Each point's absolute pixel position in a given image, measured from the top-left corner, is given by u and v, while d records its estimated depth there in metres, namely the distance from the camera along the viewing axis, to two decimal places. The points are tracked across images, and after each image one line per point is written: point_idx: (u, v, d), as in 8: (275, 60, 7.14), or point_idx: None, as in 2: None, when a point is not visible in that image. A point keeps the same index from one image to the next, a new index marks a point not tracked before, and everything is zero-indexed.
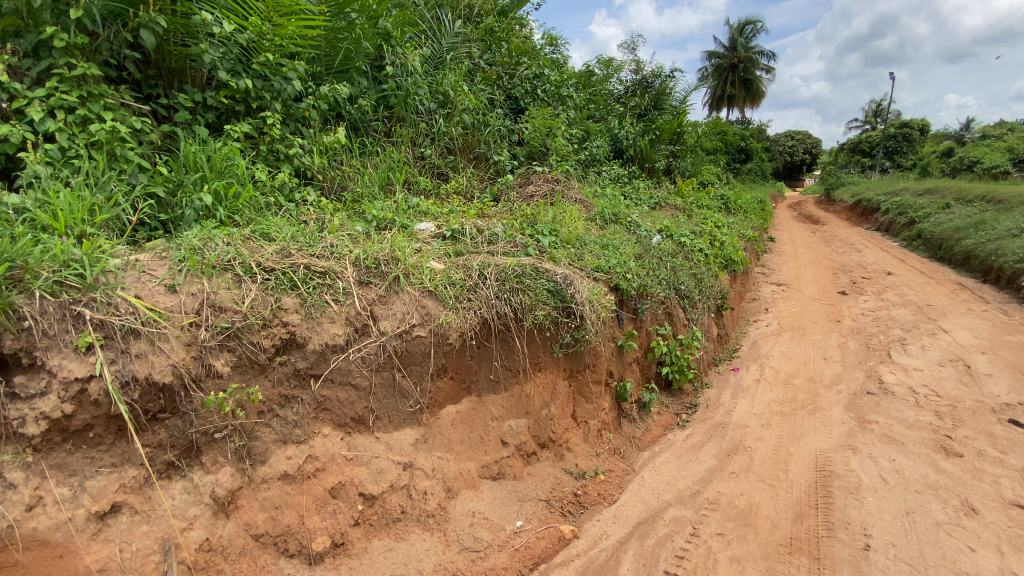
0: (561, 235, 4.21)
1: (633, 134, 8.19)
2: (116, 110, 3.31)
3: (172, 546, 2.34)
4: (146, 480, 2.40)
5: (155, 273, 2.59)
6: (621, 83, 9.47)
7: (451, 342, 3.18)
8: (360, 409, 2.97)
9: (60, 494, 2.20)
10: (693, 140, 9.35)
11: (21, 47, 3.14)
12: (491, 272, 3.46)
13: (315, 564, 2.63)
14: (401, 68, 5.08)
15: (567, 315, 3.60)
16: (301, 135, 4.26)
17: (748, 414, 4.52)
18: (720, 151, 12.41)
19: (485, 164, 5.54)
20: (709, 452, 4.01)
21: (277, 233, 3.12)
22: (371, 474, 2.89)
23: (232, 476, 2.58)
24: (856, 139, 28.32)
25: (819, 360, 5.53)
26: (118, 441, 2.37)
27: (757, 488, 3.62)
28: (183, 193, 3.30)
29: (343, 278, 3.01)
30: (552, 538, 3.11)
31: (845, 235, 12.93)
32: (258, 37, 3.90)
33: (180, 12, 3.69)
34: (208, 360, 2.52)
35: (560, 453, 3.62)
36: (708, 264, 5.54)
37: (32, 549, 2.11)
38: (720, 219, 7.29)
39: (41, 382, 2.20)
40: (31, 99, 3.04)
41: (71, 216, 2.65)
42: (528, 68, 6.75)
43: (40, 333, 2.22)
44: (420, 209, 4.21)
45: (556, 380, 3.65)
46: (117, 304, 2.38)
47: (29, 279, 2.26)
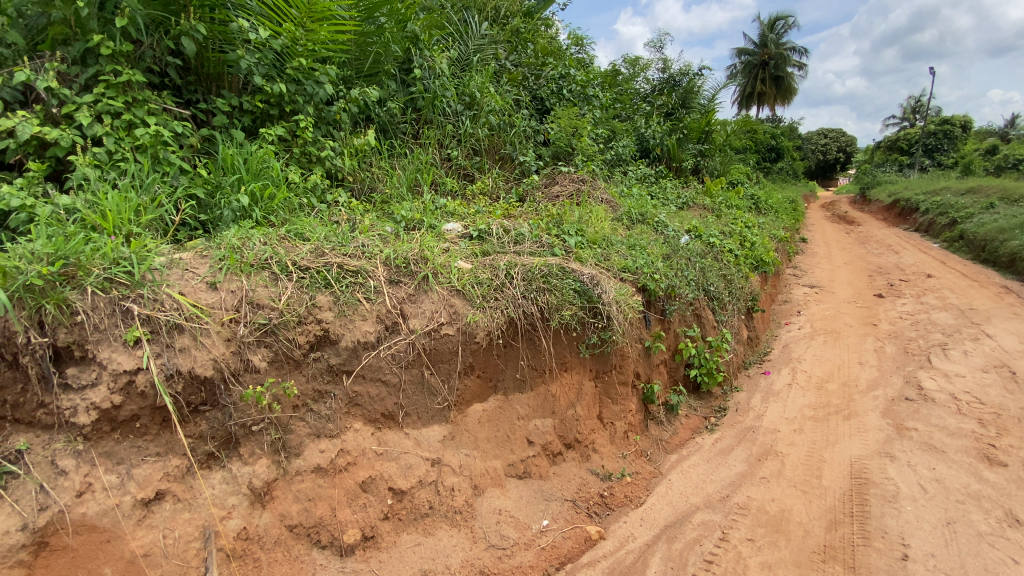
0: (587, 235, 4.19)
1: (660, 133, 8.09)
2: (158, 115, 3.45)
3: (211, 533, 2.43)
4: (188, 469, 2.50)
5: (198, 271, 2.69)
6: (647, 82, 9.37)
7: (478, 341, 3.21)
8: (390, 404, 3.02)
9: (108, 481, 2.31)
10: (722, 139, 9.18)
11: (70, 56, 3.31)
12: (518, 272, 3.47)
13: (346, 555, 2.70)
14: (429, 70, 5.16)
15: (594, 315, 3.58)
16: (332, 138, 4.37)
17: (780, 419, 4.41)
18: (749, 150, 12.17)
19: (510, 165, 5.57)
20: (739, 456, 3.94)
21: (311, 233, 3.20)
22: (400, 469, 2.94)
23: (269, 468, 2.66)
24: (893, 137, 27.33)
25: (854, 365, 5.36)
26: (162, 431, 2.46)
27: (788, 493, 3.54)
28: (222, 194, 3.42)
29: (374, 277, 3.07)
30: (578, 539, 3.10)
31: (881, 236, 12.49)
32: (291, 42, 4.02)
33: (218, 19, 3.84)
34: (246, 355, 2.60)
35: (587, 453, 3.61)
36: (738, 265, 5.44)
37: (81, 533, 2.23)
38: (750, 219, 7.13)
39: (92, 374, 2.32)
40: (79, 104, 3.20)
41: (119, 216, 2.78)
42: (554, 68, 6.75)
43: (92, 327, 2.33)
44: (447, 210, 4.26)
45: (582, 380, 3.64)
46: (163, 300, 2.47)
47: (81, 275, 2.36)
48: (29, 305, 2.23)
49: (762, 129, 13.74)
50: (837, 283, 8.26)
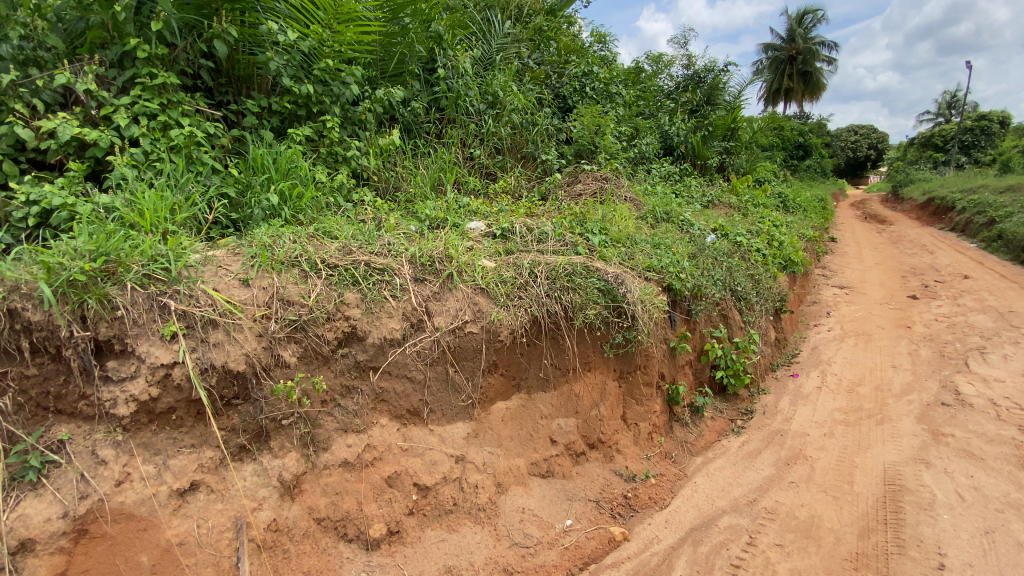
0: (610, 234, 4.15)
1: (685, 130, 7.97)
2: (191, 116, 3.55)
3: (243, 524, 2.49)
4: (221, 461, 2.56)
5: (231, 268, 2.75)
6: (671, 79, 9.24)
7: (502, 339, 3.21)
8: (415, 401, 3.05)
9: (146, 471, 2.38)
10: (748, 137, 9.00)
11: (108, 59, 3.42)
12: (542, 270, 3.46)
13: (372, 549, 2.74)
14: (452, 70, 5.18)
15: (618, 314, 3.55)
16: (357, 138, 4.42)
17: (809, 422, 4.30)
18: (776, 147, 11.91)
19: (532, 164, 5.56)
20: (767, 460, 3.85)
21: (339, 232, 3.25)
22: (425, 465, 2.96)
23: (298, 461, 2.71)
24: (928, 133, 26.35)
25: (887, 368, 5.20)
26: (197, 424, 2.53)
27: (818, 499, 3.45)
28: (252, 193, 3.50)
29: (400, 275, 3.10)
30: (602, 540, 3.07)
31: (914, 236, 12.07)
32: (318, 44, 4.08)
33: (248, 22, 3.93)
34: (277, 351, 2.66)
35: (610, 454, 3.58)
36: (766, 265, 5.32)
37: (119, 521, 2.30)
38: (778, 218, 6.97)
39: (131, 367, 2.39)
40: (117, 106, 3.30)
41: (156, 215, 2.87)
42: (577, 66, 6.71)
43: (131, 322, 2.40)
44: (470, 208, 4.27)
45: (606, 380, 3.61)
46: (198, 296, 2.54)
47: (121, 271, 2.44)
48: (73, 300, 2.31)
49: (790, 126, 13.42)
50: (869, 284, 8.01)
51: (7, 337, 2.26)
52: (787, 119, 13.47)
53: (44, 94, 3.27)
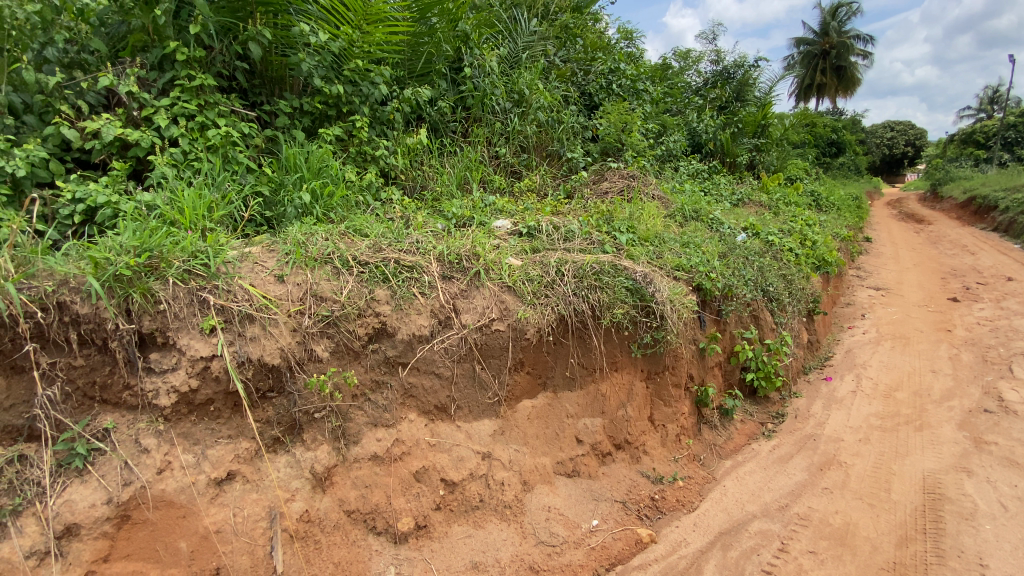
0: (638, 232, 4.11)
1: (713, 127, 7.81)
2: (227, 117, 3.64)
3: (277, 514, 2.56)
4: (256, 452, 2.63)
5: (266, 264, 2.82)
6: (700, 75, 9.08)
7: (528, 337, 3.21)
8: (443, 397, 3.08)
9: (186, 460, 2.46)
10: (779, 134, 8.78)
11: (149, 62, 3.54)
12: (569, 268, 3.44)
13: (400, 543, 2.78)
14: (478, 69, 5.19)
15: (646, 314, 3.50)
16: (386, 137, 4.48)
17: (844, 427, 4.18)
18: (809, 144, 11.58)
19: (558, 162, 5.53)
20: (799, 464, 3.75)
21: (369, 229, 3.30)
22: (452, 461, 2.99)
23: (329, 454, 2.77)
24: (970, 129, 25.23)
25: (926, 372, 5.00)
26: (234, 415, 2.61)
27: (854, 506, 3.34)
28: (285, 192, 3.58)
29: (428, 272, 3.13)
30: (628, 541, 3.05)
31: (954, 236, 11.57)
32: (348, 44, 4.14)
33: (281, 24, 4.01)
34: (310, 345, 2.72)
35: (637, 455, 3.54)
36: (798, 265, 5.18)
37: (160, 508, 2.39)
38: (811, 217, 6.78)
39: (172, 359, 2.47)
40: (157, 107, 3.42)
41: (195, 213, 2.96)
42: (603, 63, 6.65)
43: (173, 316, 2.48)
44: (497, 207, 4.28)
45: (633, 380, 3.57)
46: (236, 291, 2.61)
47: (164, 266, 2.52)
48: (119, 294, 2.40)
49: (823, 123, 13.05)
50: (907, 286, 7.71)
51: (57, 329, 2.35)
52: (819, 116, 13.11)
53: (89, 96, 3.40)
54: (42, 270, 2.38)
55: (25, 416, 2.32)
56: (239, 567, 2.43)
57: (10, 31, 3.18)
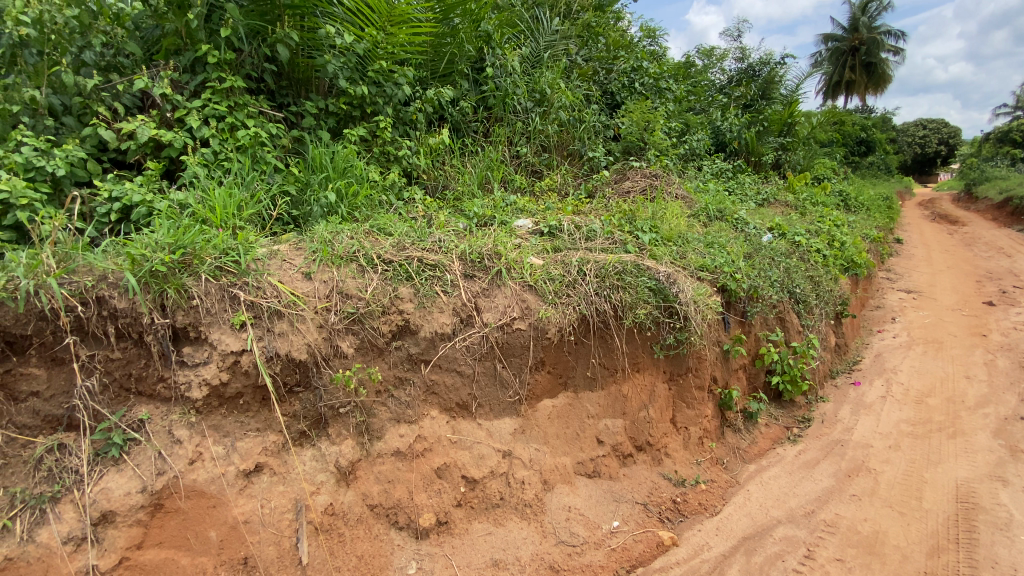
0: (661, 232, 4.06)
1: (738, 125, 7.67)
2: (256, 117, 3.73)
3: (303, 507, 2.61)
4: (283, 446, 2.69)
5: (294, 261, 2.87)
6: (724, 73, 8.94)
7: (549, 337, 3.21)
8: (464, 395, 3.10)
9: (216, 451, 2.53)
10: (806, 132, 8.59)
11: (181, 65, 3.63)
12: (591, 268, 3.43)
13: (421, 538, 2.82)
14: (500, 69, 5.20)
15: (669, 315, 3.47)
16: (409, 137, 4.52)
17: (872, 433, 4.07)
18: (836, 143, 11.30)
19: (579, 161, 5.50)
20: (826, 470, 3.67)
21: (393, 228, 3.33)
22: (473, 458, 3.02)
23: (353, 449, 2.81)
24: (1008, 126, 24.25)
25: (960, 378, 4.84)
26: (262, 409, 2.67)
27: (883, 514, 3.26)
28: (311, 191, 3.65)
29: (450, 271, 3.15)
30: (650, 543, 3.02)
31: (990, 238, 11.14)
32: (373, 46, 4.19)
33: (307, 27, 4.08)
34: (335, 342, 2.77)
35: (658, 457, 3.51)
36: (826, 267, 5.05)
37: (192, 498, 2.45)
38: (839, 217, 6.61)
39: (204, 353, 2.54)
40: (189, 109, 3.51)
41: (225, 211, 3.03)
42: (626, 61, 6.60)
43: (205, 311, 2.55)
44: (518, 207, 4.28)
45: (655, 382, 3.55)
46: (265, 287, 2.67)
47: (197, 263, 2.59)
48: (154, 289, 2.47)
49: (851, 121, 12.70)
50: (939, 289, 7.46)
51: (96, 322, 2.43)
52: (848, 113, 12.76)
53: (124, 98, 3.51)
54: (82, 265, 2.46)
55: (65, 406, 2.41)
56: (266, 558, 2.49)
57: (50, 35, 3.33)
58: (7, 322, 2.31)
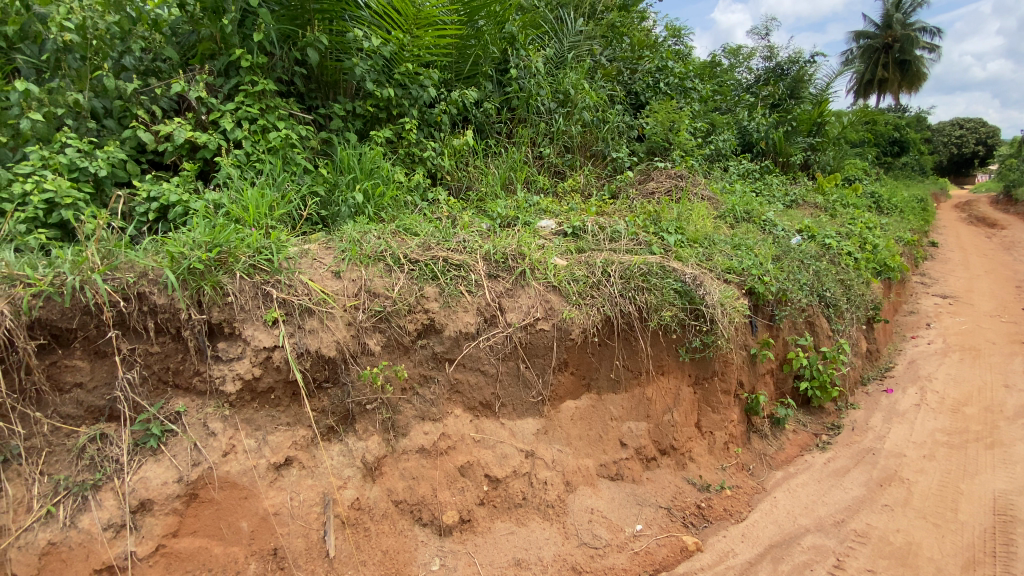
0: (687, 233, 4.01)
1: (766, 125, 7.53)
2: (287, 119, 3.81)
3: (330, 500, 2.66)
4: (312, 440, 2.75)
5: (324, 260, 2.93)
6: (750, 72, 8.78)
7: (573, 338, 3.21)
8: (488, 394, 3.12)
9: (248, 444, 2.60)
10: (836, 132, 8.37)
11: (216, 69, 3.73)
12: (616, 269, 3.41)
13: (444, 535, 2.84)
14: (524, 70, 5.21)
15: (695, 317, 3.43)
16: (433, 138, 4.57)
17: (905, 442, 3.95)
18: (868, 143, 10.99)
19: (602, 162, 5.48)
20: (856, 479, 3.58)
21: (418, 228, 3.37)
22: (496, 458, 3.04)
23: (379, 445, 2.86)
24: None
25: (1000, 387, 4.66)
26: (292, 404, 2.74)
27: (916, 525, 3.17)
28: (339, 192, 3.72)
29: (475, 271, 3.17)
30: (673, 548, 2.99)
31: None
32: (399, 48, 4.25)
33: (336, 30, 4.15)
34: (363, 339, 2.82)
35: (682, 461, 3.47)
36: (858, 270, 4.92)
37: (225, 489, 2.53)
38: (871, 219, 6.42)
39: (238, 348, 2.61)
40: (223, 111, 3.61)
41: (258, 211, 3.11)
42: (651, 61, 6.55)
43: (239, 307, 2.63)
44: (541, 207, 4.28)
45: (680, 385, 3.51)
46: (297, 285, 2.73)
47: (232, 261, 2.66)
48: (192, 286, 2.55)
49: (883, 122, 12.34)
50: (977, 295, 7.18)
51: (137, 317, 2.53)
52: (881, 112, 12.37)
53: (161, 101, 3.64)
54: (124, 262, 2.54)
55: (107, 397, 2.51)
56: (295, 549, 2.55)
57: (92, 41, 3.50)
58: (53, 317, 2.42)
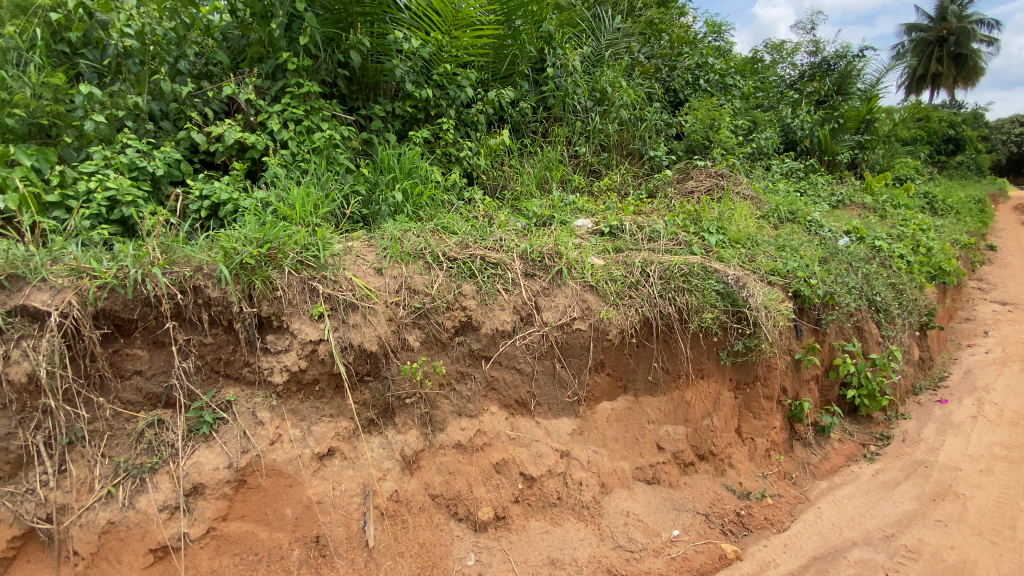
0: (728, 234, 3.91)
1: (810, 123, 7.26)
2: (330, 120, 3.92)
3: (370, 491, 2.73)
4: (354, 432, 2.83)
5: (367, 257, 3.00)
6: (794, 68, 8.49)
7: (610, 338, 3.18)
8: (523, 392, 3.13)
9: (294, 434, 2.69)
10: (886, 130, 8.00)
11: (264, 72, 3.86)
12: (655, 269, 3.35)
13: (479, 531, 2.87)
14: (561, 68, 5.19)
15: (737, 320, 3.34)
16: (470, 138, 4.60)
17: (961, 455, 3.74)
18: (920, 141, 10.47)
19: (639, 161, 5.41)
20: (907, 492, 3.42)
21: (456, 226, 3.40)
22: (531, 456, 3.04)
23: (417, 438, 2.91)
24: None
25: None
26: (336, 396, 2.82)
27: (972, 543, 3.01)
28: (379, 191, 3.79)
29: (512, 270, 3.18)
30: (712, 555, 2.92)
31: None
32: (438, 49, 4.30)
33: (377, 32, 4.24)
34: (403, 335, 2.88)
35: (722, 468, 3.39)
36: (910, 274, 4.68)
37: (272, 476, 2.62)
38: (925, 220, 6.10)
39: (286, 341, 2.71)
40: (271, 113, 3.73)
41: (304, 209, 3.22)
42: (690, 58, 6.42)
43: (288, 302, 2.72)
44: (577, 207, 4.25)
45: (720, 390, 3.43)
46: (341, 281, 2.81)
47: (281, 257, 2.75)
48: (243, 280, 2.65)
49: (939, 119, 11.71)
50: None
51: (192, 309, 2.64)
52: (936, 109, 11.75)
53: (213, 103, 3.79)
54: (181, 257, 2.67)
55: (164, 385, 2.64)
56: (336, 538, 2.63)
57: (150, 46, 3.68)
58: (116, 307, 2.55)
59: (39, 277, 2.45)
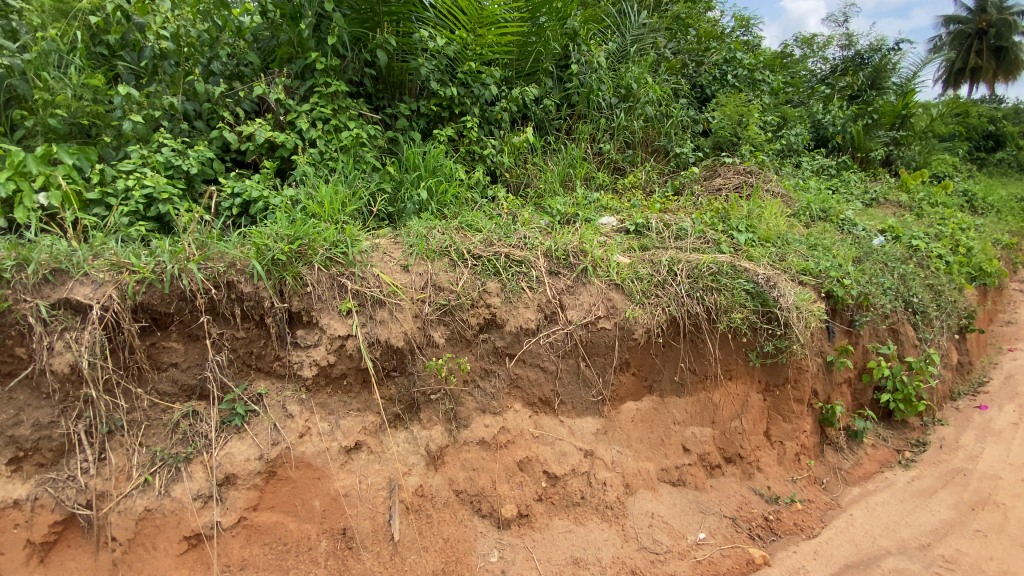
0: (758, 232, 3.83)
1: (843, 118, 7.05)
2: (357, 118, 3.96)
3: (395, 486, 2.76)
4: (380, 427, 2.87)
5: (393, 254, 3.03)
6: (825, 62, 8.25)
7: (636, 337, 3.15)
8: (547, 391, 3.12)
9: (322, 427, 2.74)
10: (922, 125, 7.73)
11: (293, 71, 3.92)
12: (683, 268, 3.30)
13: (502, 528, 2.88)
14: (586, 65, 5.14)
15: (768, 320, 3.27)
16: (493, 136, 4.59)
17: (1002, 463, 3.60)
18: (959, 137, 10.07)
19: (664, 158, 5.34)
20: (944, 500, 3.30)
21: (480, 224, 3.40)
22: (555, 455, 3.04)
23: (442, 434, 2.93)
24: None
25: None
26: (363, 391, 2.86)
27: (1014, 555, 2.90)
28: (405, 188, 3.82)
29: (536, 267, 3.17)
30: (739, 560, 2.87)
31: None
32: (462, 47, 4.32)
33: (403, 31, 4.26)
34: (428, 331, 2.90)
35: (749, 471, 3.32)
36: (949, 275, 4.51)
37: (301, 468, 2.68)
38: (965, 219, 5.87)
39: (315, 336, 2.76)
40: (300, 112, 3.79)
41: (332, 207, 3.27)
42: (718, 53, 6.29)
43: (317, 298, 2.77)
44: (601, 204, 4.20)
45: (749, 392, 3.37)
46: (369, 278, 2.85)
47: (310, 253, 2.79)
48: (275, 276, 2.71)
49: (978, 115, 11.25)
50: None
51: (226, 304, 2.71)
52: (975, 104, 11.29)
53: (244, 103, 3.87)
54: (215, 253, 2.73)
55: (198, 377, 2.71)
56: (362, 531, 2.67)
57: (184, 48, 3.78)
58: (155, 301, 2.63)
59: (81, 271, 2.55)
